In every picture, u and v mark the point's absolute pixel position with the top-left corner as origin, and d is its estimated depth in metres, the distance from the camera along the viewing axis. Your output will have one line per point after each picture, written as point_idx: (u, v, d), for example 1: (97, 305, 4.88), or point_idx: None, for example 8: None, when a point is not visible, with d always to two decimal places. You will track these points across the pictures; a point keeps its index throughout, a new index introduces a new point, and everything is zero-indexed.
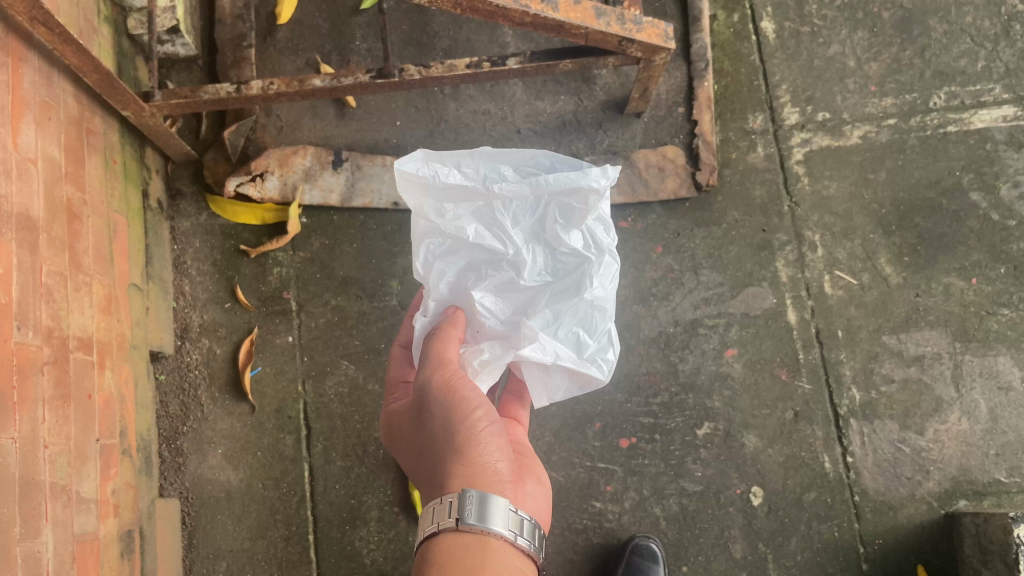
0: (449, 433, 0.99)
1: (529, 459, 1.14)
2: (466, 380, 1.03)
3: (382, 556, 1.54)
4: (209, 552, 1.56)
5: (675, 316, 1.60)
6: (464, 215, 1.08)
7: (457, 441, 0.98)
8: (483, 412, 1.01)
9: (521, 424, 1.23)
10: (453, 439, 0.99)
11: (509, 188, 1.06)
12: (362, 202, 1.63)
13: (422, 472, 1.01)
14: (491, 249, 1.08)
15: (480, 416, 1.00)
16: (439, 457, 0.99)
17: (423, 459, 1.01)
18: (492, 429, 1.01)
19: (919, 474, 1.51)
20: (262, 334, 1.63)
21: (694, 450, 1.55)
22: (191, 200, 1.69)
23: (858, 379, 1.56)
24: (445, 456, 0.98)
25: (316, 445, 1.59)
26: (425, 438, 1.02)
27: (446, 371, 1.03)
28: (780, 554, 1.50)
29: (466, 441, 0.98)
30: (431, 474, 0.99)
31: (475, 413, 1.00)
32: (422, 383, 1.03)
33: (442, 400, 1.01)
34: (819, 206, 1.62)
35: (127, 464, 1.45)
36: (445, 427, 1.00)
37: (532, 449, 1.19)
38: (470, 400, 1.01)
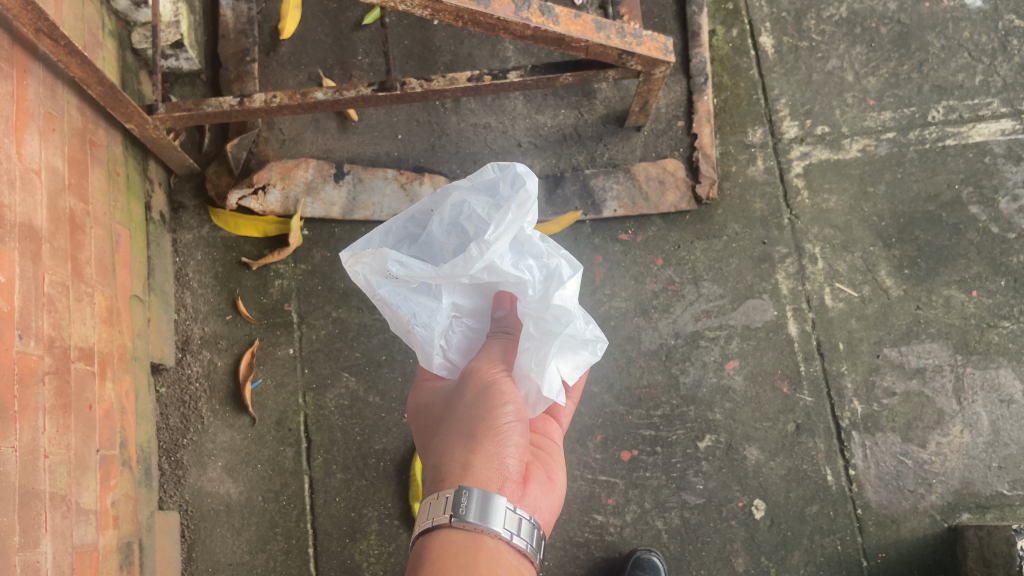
0: (474, 419, 1.05)
1: (546, 458, 1.16)
2: (508, 380, 1.10)
3: (382, 570, 1.54)
4: (209, 565, 1.56)
5: (676, 328, 1.60)
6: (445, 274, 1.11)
7: (479, 427, 1.04)
8: (513, 409, 1.06)
9: (557, 421, 1.27)
10: (475, 426, 1.04)
11: (502, 233, 1.06)
12: (363, 215, 1.63)
13: (435, 451, 1.07)
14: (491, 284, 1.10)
15: (509, 411, 1.06)
16: (456, 439, 1.04)
17: (439, 440, 1.07)
18: (518, 427, 1.05)
19: (922, 487, 1.51)
20: (262, 346, 1.63)
21: (696, 463, 1.55)
22: (193, 213, 1.70)
23: (859, 392, 1.55)
24: (462, 440, 1.03)
25: (316, 457, 1.59)
26: (451, 419, 1.08)
27: (492, 369, 1.11)
28: (783, 567, 1.51)
29: (487, 429, 1.03)
30: (441, 453, 1.04)
31: (505, 407, 1.05)
32: (469, 374, 1.11)
33: (479, 391, 1.08)
34: (818, 218, 1.62)
35: (126, 476, 1.45)
36: (475, 415, 1.05)
37: (561, 449, 1.23)
38: (505, 395, 1.07)
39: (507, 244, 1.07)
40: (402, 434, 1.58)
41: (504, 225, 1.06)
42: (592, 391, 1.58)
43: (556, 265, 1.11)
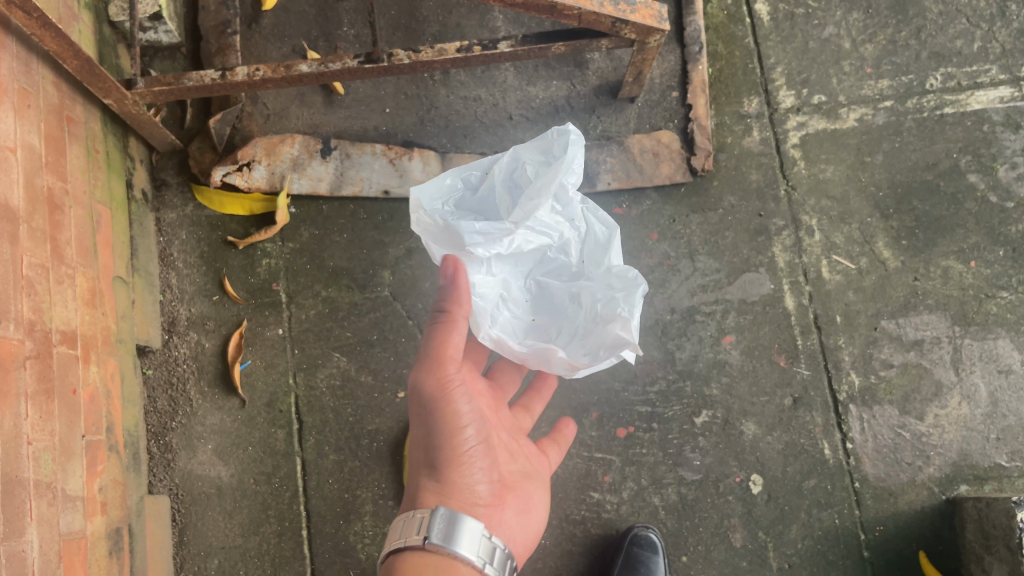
0: (434, 448, 1.11)
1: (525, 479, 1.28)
2: (464, 396, 1.15)
3: (378, 551, 1.52)
4: (200, 549, 1.53)
5: (671, 304, 1.57)
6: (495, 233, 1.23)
7: (441, 457, 1.11)
8: (473, 432, 1.14)
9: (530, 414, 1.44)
10: (437, 456, 1.11)
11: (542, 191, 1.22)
12: (352, 190, 1.60)
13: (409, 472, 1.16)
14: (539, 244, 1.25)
15: (469, 435, 1.13)
16: (423, 469, 1.12)
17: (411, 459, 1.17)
18: (480, 452, 1.14)
19: (919, 459, 1.50)
20: (251, 327, 1.60)
21: (693, 439, 1.53)
22: (177, 191, 1.65)
23: (856, 364, 1.54)
24: (427, 470, 1.11)
25: (308, 439, 1.56)
26: (416, 439, 1.15)
27: (444, 380, 1.12)
28: (781, 542, 1.50)
29: (448, 460, 1.11)
30: (412, 483, 1.12)
31: (464, 433, 1.13)
32: (419, 391, 1.12)
33: (433, 413, 1.12)
34: (816, 189, 1.60)
35: (114, 461, 1.42)
36: (435, 442, 1.12)
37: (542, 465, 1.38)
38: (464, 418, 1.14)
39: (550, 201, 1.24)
40: (394, 414, 1.56)
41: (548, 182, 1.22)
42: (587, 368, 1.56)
43: (594, 228, 1.30)
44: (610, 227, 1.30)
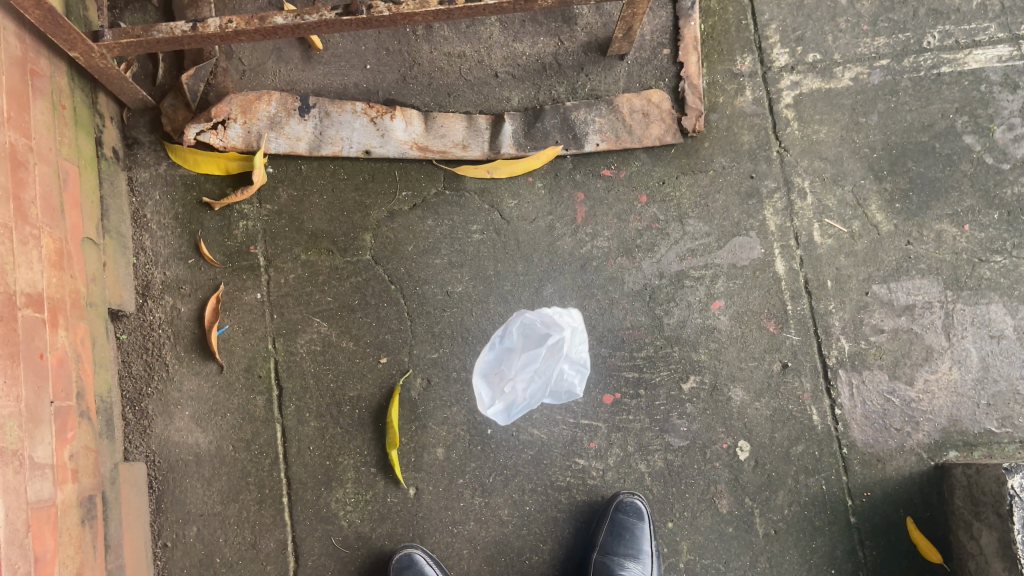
0: None
1: None
2: None
3: (360, 517, 1.50)
4: (178, 516, 1.50)
5: (660, 268, 1.54)
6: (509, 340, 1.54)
7: None
8: None
9: None
10: None
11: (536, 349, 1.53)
12: (331, 150, 1.55)
13: None
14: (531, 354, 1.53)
15: None
16: None
17: None
18: None
19: (909, 425, 1.49)
20: (228, 291, 1.56)
21: (680, 405, 1.51)
22: (149, 149, 1.59)
23: (846, 330, 1.52)
24: None
25: (288, 405, 1.53)
26: None
27: None
28: (767, 508, 1.49)
29: None
30: None
31: None
32: None
33: None
34: (809, 150, 1.56)
35: (85, 428, 1.36)
36: None
37: None
38: None
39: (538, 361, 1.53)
40: (376, 381, 1.53)
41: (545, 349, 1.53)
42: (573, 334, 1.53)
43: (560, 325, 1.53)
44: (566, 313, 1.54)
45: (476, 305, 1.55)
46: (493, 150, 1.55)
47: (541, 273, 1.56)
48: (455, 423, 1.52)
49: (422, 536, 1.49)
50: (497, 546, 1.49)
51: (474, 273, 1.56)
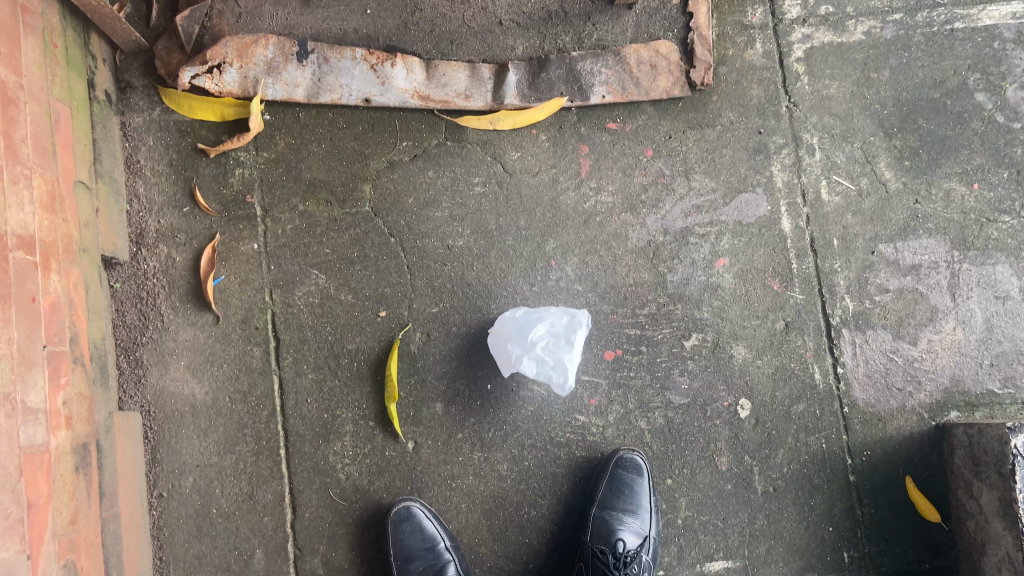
0: None
1: None
2: None
3: (358, 470, 1.48)
4: (174, 467, 1.48)
5: (664, 224, 1.52)
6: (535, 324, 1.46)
7: None
8: None
9: None
10: None
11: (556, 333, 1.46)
12: (330, 98, 1.51)
13: None
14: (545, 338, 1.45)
15: None
16: None
17: None
18: None
19: (911, 384, 1.48)
20: (225, 241, 1.53)
21: (681, 362, 1.50)
22: (143, 94, 1.55)
23: (851, 289, 1.50)
24: None
25: (285, 357, 1.51)
26: None
27: None
28: (766, 466, 1.49)
29: None
30: None
31: None
32: None
33: None
34: (818, 106, 1.53)
35: (79, 374, 1.31)
36: None
37: None
38: None
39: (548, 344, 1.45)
40: (375, 334, 1.51)
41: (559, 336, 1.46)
42: (575, 290, 1.52)
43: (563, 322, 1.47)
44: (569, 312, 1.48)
45: (477, 260, 1.53)
46: (496, 101, 1.52)
47: (544, 227, 1.53)
48: (454, 377, 1.50)
49: (420, 489, 1.48)
50: (495, 501, 1.48)
51: (475, 226, 1.54)
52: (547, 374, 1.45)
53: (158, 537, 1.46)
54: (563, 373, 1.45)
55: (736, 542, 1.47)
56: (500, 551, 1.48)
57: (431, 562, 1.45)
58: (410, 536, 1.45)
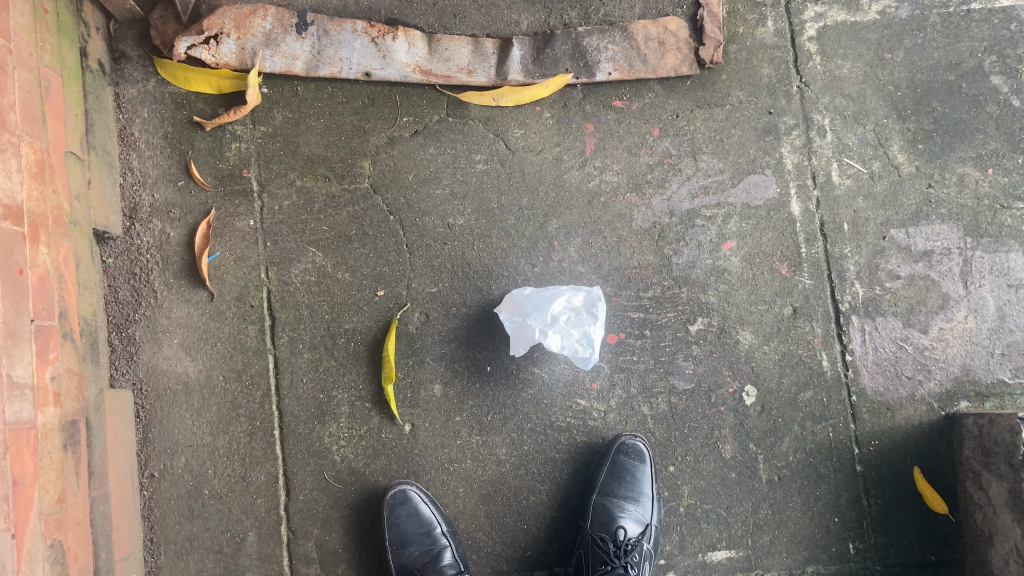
0: None
1: None
2: None
3: (354, 453, 1.45)
4: (166, 446, 1.45)
5: (670, 206, 1.49)
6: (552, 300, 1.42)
7: None
8: None
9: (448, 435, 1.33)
10: None
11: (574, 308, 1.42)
12: (329, 72, 1.47)
13: None
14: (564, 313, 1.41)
15: None
16: None
17: None
18: None
19: (920, 373, 1.45)
20: (220, 216, 1.49)
21: (686, 347, 1.47)
22: (138, 64, 1.51)
23: (861, 275, 1.47)
24: None
25: (281, 336, 1.47)
26: None
27: None
28: (771, 454, 1.45)
29: None
30: None
31: None
32: None
33: None
34: (829, 87, 1.49)
35: (69, 350, 1.28)
36: None
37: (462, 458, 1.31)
38: None
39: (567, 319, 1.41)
40: (373, 314, 1.48)
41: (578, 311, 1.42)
42: (578, 271, 1.48)
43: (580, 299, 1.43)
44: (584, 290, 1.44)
45: (478, 239, 1.49)
46: (499, 77, 1.48)
47: (547, 207, 1.50)
48: (453, 358, 1.47)
49: (417, 473, 1.45)
50: (494, 486, 1.45)
51: (476, 205, 1.50)
52: (571, 347, 1.40)
53: (149, 518, 1.43)
54: (588, 343, 1.40)
55: (740, 531, 1.44)
56: (498, 537, 1.44)
57: (427, 547, 1.42)
58: (405, 521, 1.41)
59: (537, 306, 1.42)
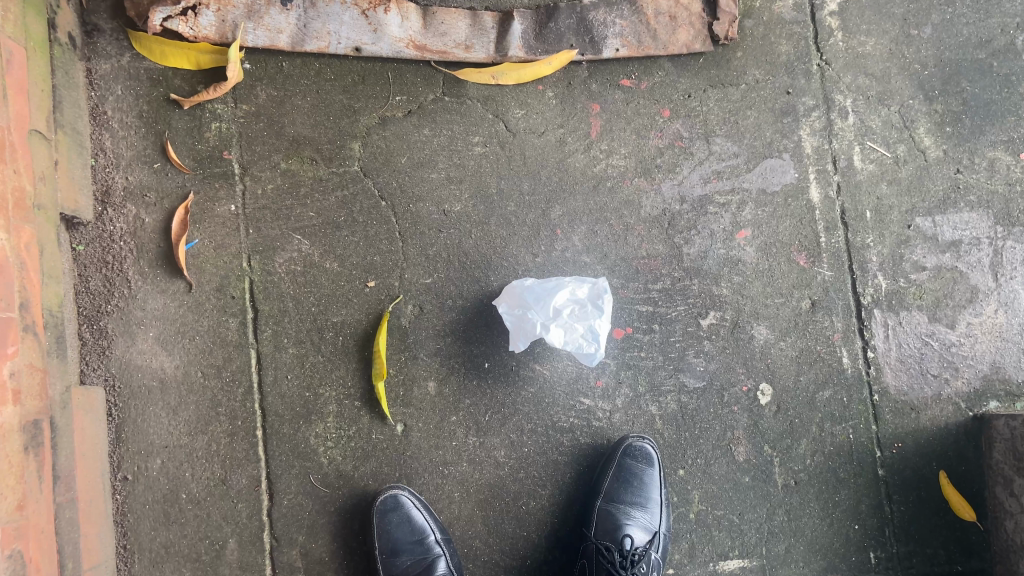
0: None
1: None
2: None
3: (342, 455, 1.35)
4: (141, 448, 1.34)
5: (681, 192, 1.41)
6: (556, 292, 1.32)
7: None
8: None
9: None
10: None
11: (580, 300, 1.32)
12: (317, 46, 1.37)
13: None
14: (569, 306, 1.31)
15: None
16: None
17: None
18: None
19: (947, 370, 1.38)
20: (199, 201, 1.39)
21: (697, 342, 1.38)
22: (111, 38, 1.40)
23: (885, 266, 1.40)
24: None
25: (263, 330, 1.37)
26: None
27: None
28: (788, 457, 1.37)
29: None
30: None
31: None
32: None
33: None
34: (853, 65, 1.43)
35: (31, 343, 1.17)
36: None
37: None
38: None
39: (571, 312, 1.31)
40: (363, 306, 1.38)
41: (584, 304, 1.32)
42: (583, 262, 1.39)
43: (585, 291, 1.33)
44: (591, 280, 1.34)
45: (476, 227, 1.40)
46: (499, 53, 1.39)
47: (549, 192, 1.41)
48: (449, 354, 1.37)
49: (410, 476, 1.35)
50: (492, 490, 1.35)
51: (474, 190, 1.41)
52: (575, 342, 1.31)
53: (122, 524, 1.32)
54: (593, 338, 1.31)
55: (754, 539, 1.35)
56: (496, 545, 1.35)
57: (420, 556, 1.33)
58: (397, 528, 1.32)
59: (539, 298, 1.32)
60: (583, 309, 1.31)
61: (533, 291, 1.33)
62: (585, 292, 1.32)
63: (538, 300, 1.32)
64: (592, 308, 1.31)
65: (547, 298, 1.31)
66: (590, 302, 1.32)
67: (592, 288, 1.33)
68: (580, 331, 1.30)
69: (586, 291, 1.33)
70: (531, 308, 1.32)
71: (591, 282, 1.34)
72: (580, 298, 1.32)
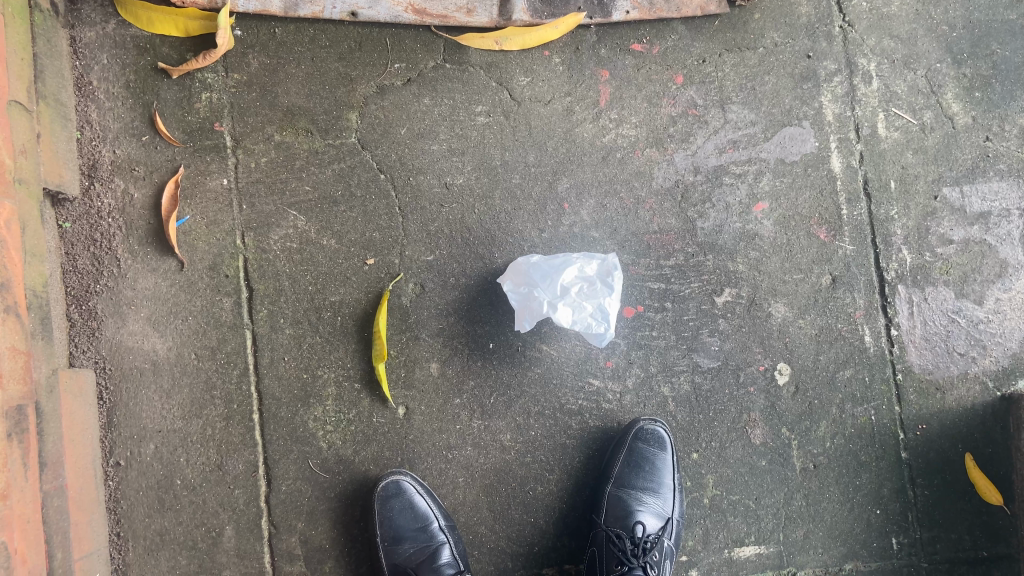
0: None
1: None
2: None
3: (342, 439, 1.30)
4: (133, 433, 1.28)
5: (695, 163, 1.34)
6: (563, 269, 1.26)
7: None
8: None
9: None
10: None
11: (588, 278, 1.26)
12: (310, 11, 1.31)
13: None
14: (577, 283, 1.25)
15: None
16: None
17: None
18: None
19: (974, 349, 1.32)
20: (190, 175, 1.32)
21: (712, 321, 1.32)
22: (95, 4, 1.33)
23: (910, 240, 1.33)
24: None
25: (259, 310, 1.31)
26: None
27: None
28: (806, 440, 1.31)
29: None
30: None
31: None
32: None
33: None
34: (877, 26, 1.36)
35: (13, 326, 1.10)
36: None
37: None
38: None
39: (580, 290, 1.25)
40: (362, 285, 1.32)
41: (593, 282, 1.26)
42: (591, 237, 1.33)
43: (594, 269, 1.27)
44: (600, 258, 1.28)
45: (479, 201, 1.33)
46: (503, 17, 1.31)
47: (556, 164, 1.34)
48: (452, 334, 1.32)
49: (412, 461, 1.30)
50: (497, 475, 1.30)
51: (477, 162, 1.34)
52: (584, 322, 1.24)
53: (114, 511, 1.27)
54: (603, 318, 1.24)
55: (771, 525, 1.29)
56: (502, 531, 1.30)
57: (423, 544, 1.28)
58: (400, 516, 1.27)
59: (546, 276, 1.26)
60: (592, 287, 1.25)
61: (539, 269, 1.27)
62: (594, 269, 1.27)
63: (545, 277, 1.26)
64: (601, 287, 1.25)
65: (554, 275, 1.25)
66: (599, 280, 1.26)
67: (601, 266, 1.27)
68: (589, 310, 1.24)
69: (594, 268, 1.27)
70: (538, 286, 1.25)
71: (599, 260, 1.28)
72: (588, 275, 1.26)
